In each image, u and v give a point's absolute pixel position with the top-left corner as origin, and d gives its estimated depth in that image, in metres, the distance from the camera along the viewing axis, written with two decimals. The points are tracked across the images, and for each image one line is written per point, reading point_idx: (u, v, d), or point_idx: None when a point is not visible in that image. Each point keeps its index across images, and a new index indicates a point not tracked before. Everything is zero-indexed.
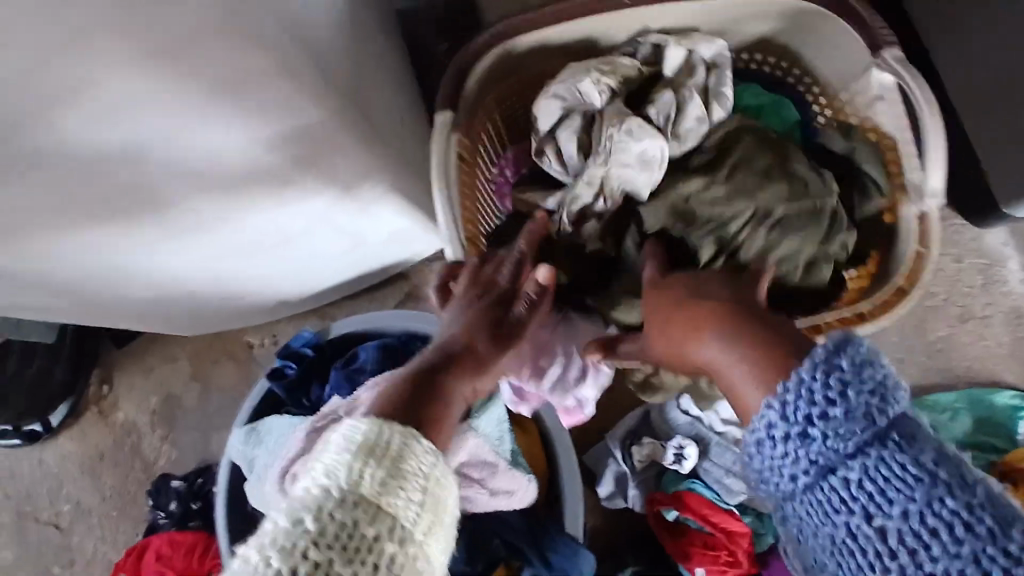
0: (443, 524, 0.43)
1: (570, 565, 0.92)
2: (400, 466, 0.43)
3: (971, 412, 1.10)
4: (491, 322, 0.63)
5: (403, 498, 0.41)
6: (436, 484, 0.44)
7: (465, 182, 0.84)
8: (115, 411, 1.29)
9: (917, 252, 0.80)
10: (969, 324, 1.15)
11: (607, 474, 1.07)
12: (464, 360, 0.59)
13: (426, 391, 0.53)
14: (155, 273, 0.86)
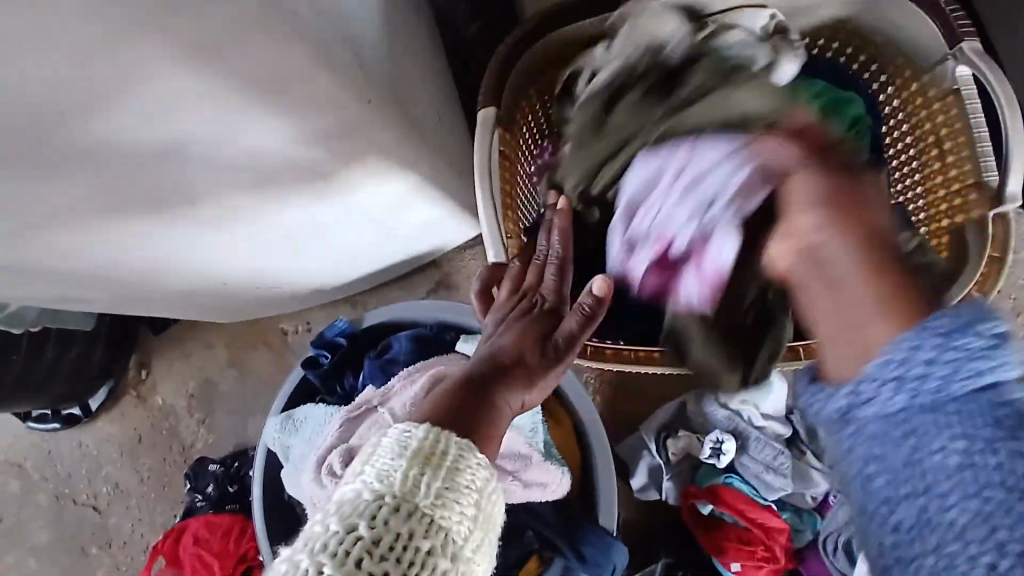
0: (489, 540, 0.43)
1: (604, 559, 0.91)
2: (453, 475, 0.42)
3: None
4: (542, 333, 0.62)
5: (456, 512, 0.41)
6: (486, 501, 0.44)
7: (506, 176, 0.82)
8: (153, 395, 1.31)
9: (990, 257, 0.75)
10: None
11: (641, 465, 1.05)
12: (517, 372, 0.58)
13: (476, 403, 0.52)
14: (192, 264, 0.87)
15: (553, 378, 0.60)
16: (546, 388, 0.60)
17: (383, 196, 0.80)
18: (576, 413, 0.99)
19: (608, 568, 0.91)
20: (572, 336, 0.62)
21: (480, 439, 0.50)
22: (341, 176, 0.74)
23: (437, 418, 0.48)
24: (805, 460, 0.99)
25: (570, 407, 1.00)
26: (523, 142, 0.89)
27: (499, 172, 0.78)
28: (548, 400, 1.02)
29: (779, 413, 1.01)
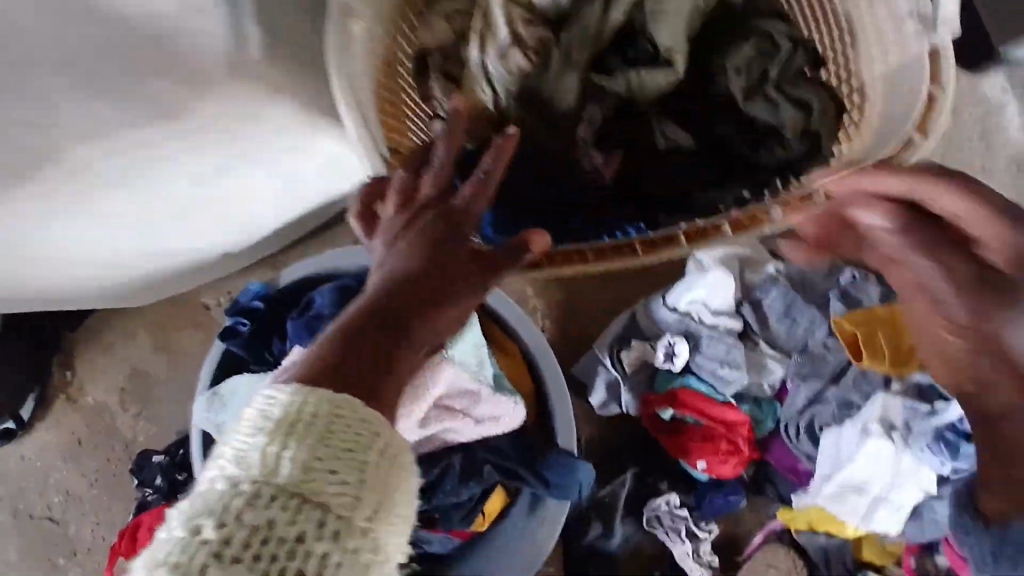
0: (392, 502, 0.38)
1: (567, 481, 0.89)
2: (325, 440, 0.36)
3: None
4: (457, 244, 0.49)
5: (333, 484, 0.36)
6: (379, 458, 0.37)
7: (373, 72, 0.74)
8: (84, 395, 1.23)
9: (930, 92, 0.67)
10: (969, 178, 1.07)
11: (598, 383, 1.02)
12: (428, 300, 0.46)
13: (371, 348, 0.43)
14: (62, 235, 0.78)
15: (473, 298, 0.48)
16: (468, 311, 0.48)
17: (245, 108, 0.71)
18: (521, 340, 0.96)
19: (574, 489, 0.89)
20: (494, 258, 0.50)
21: (383, 399, 0.41)
22: (190, 107, 0.68)
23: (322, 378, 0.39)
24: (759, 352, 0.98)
25: (515, 333, 0.96)
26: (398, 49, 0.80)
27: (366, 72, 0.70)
28: (493, 333, 0.97)
29: (728, 307, 0.98)
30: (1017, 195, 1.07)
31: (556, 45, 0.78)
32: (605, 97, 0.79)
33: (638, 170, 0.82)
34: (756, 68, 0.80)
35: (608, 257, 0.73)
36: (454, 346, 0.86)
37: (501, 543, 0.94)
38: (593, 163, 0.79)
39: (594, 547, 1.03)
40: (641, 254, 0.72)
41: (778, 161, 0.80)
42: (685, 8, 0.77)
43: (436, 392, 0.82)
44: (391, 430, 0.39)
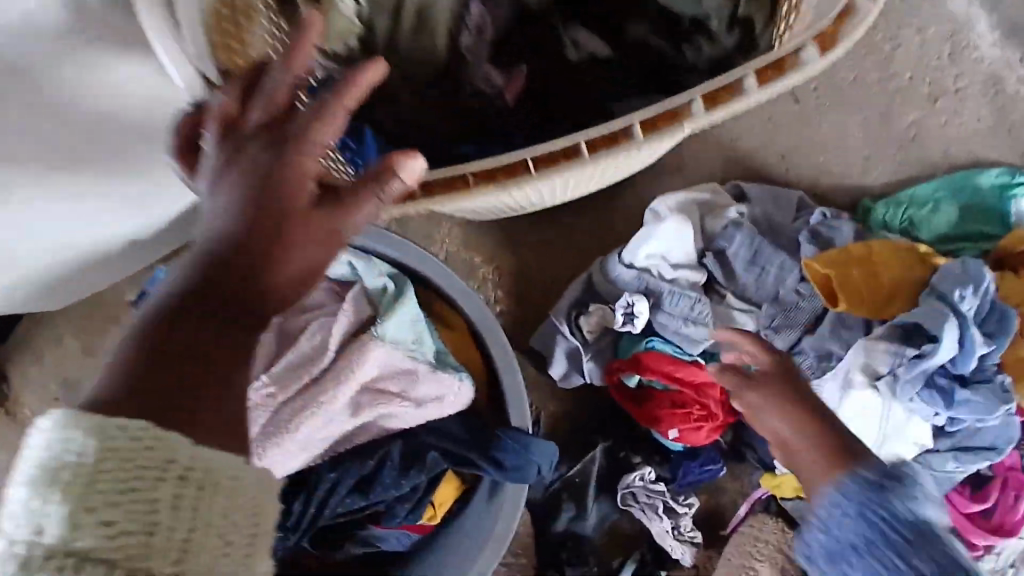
0: (201, 533, 0.34)
1: (523, 462, 0.80)
2: (94, 488, 0.32)
3: (955, 200, 0.94)
4: (294, 180, 0.38)
5: (110, 533, 0.32)
6: (174, 487, 0.33)
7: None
8: (20, 407, 1.13)
9: None
10: (941, 100, 0.99)
11: (557, 354, 0.93)
12: (257, 271, 0.38)
13: (182, 345, 0.36)
14: None
15: (318, 254, 0.39)
16: (315, 271, 0.39)
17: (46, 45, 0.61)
18: (464, 313, 0.85)
19: (530, 470, 0.80)
20: (349, 193, 0.39)
21: (191, 413, 0.36)
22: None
23: (109, 401, 0.35)
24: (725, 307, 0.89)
25: (457, 307, 0.86)
26: None
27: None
28: (436, 309, 0.87)
29: (690, 259, 0.90)
30: (994, 116, 0.99)
31: None
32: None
33: (544, 84, 0.70)
34: None
35: (500, 179, 0.59)
36: (383, 325, 0.76)
37: (459, 534, 0.86)
38: (490, 81, 0.69)
39: (566, 530, 0.97)
40: (534, 174, 0.58)
41: (704, 58, 0.70)
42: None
43: (365, 374, 0.75)
44: (192, 448, 0.34)
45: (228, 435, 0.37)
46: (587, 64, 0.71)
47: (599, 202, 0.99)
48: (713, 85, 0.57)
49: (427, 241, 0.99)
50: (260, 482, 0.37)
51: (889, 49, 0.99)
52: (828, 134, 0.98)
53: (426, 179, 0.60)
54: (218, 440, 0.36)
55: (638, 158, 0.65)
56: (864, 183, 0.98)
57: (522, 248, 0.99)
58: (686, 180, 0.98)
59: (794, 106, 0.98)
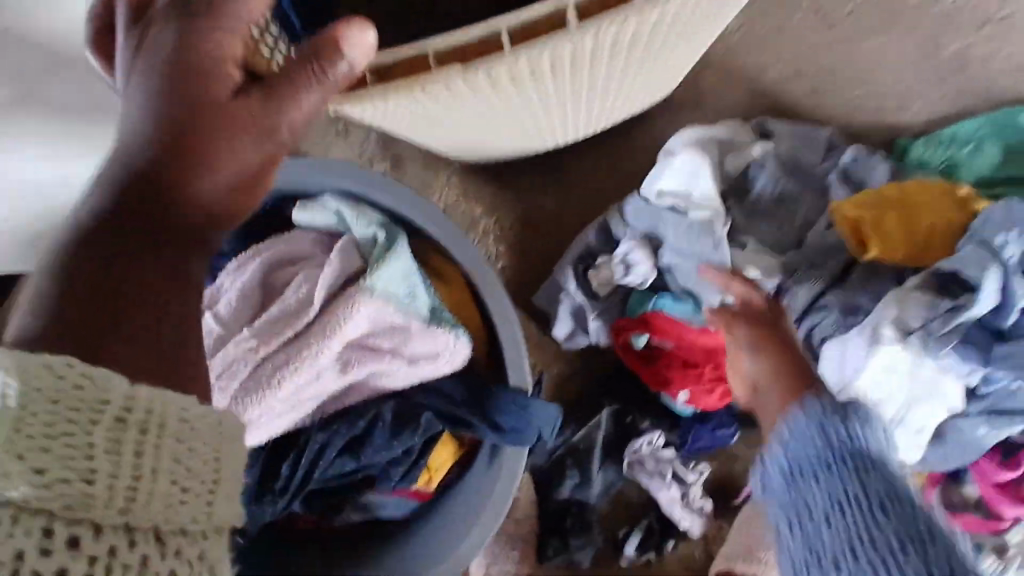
0: (157, 476, 0.25)
1: (521, 424, 0.74)
2: (15, 431, 0.24)
3: (999, 140, 0.85)
4: (213, 60, 0.34)
5: (36, 483, 0.24)
6: (116, 429, 0.25)
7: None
8: None
9: None
10: (991, 27, 0.89)
11: (562, 312, 0.88)
12: (181, 175, 0.33)
13: (101, 251, 0.30)
14: None
15: (260, 152, 0.34)
16: (248, 168, 0.34)
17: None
18: (461, 268, 0.78)
19: (531, 432, 0.74)
20: (281, 75, 0.34)
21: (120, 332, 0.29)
22: None
23: (38, 330, 0.28)
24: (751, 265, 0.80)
25: (454, 261, 0.79)
26: None
27: None
28: (433, 262, 0.81)
29: (713, 203, 0.82)
30: None
31: None
32: None
33: None
34: None
35: (472, 59, 0.49)
36: (372, 275, 0.70)
37: (458, 498, 0.80)
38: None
39: (571, 497, 0.92)
40: (512, 49, 0.48)
41: None
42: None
43: (352, 327, 0.69)
44: (127, 385, 0.25)
45: (151, 374, 0.28)
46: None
47: (609, 145, 0.92)
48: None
49: (425, 189, 0.93)
50: (234, 425, 0.28)
51: None
52: (866, 63, 0.89)
53: (386, 57, 0.50)
54: (149, 377, 0.28)
55: (639, 39, 0.55)
56: (898, 123, 0.90)
57: (526, 197, 0.93)
58: (704, 120, 0.90)
59: (827, 32, 0.88)
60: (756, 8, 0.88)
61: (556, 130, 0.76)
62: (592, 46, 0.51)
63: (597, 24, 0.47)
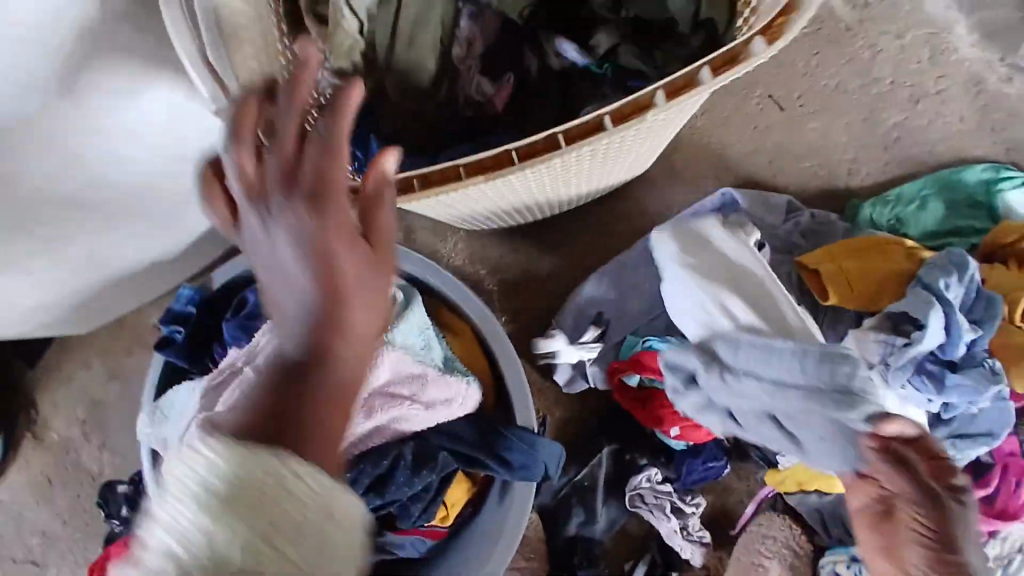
0: (332, 556, 0.36)
1: (530, 460, 0.83)
2: (251, 517, 0.35)
3: (942, 196, 0.99)
4: (340, 221, 0.41)
5: (257, 530, 0.35)
6: (312, 517, 0.36)
7: (231, 2, 0.60)
8: (48, 432, 1.19)
9: None
10: (924, 102, 1.03)
11: (562, 365, 0.98)
12: (337, 313, 0.41)
13: (302, 401, 0.40)
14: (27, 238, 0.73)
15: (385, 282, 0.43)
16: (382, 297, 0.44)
17: (89, 61, 0.64)
18: (472, 320, 0.88)
19: (538, 467, 0.83)
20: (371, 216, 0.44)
21: (308, 446, 0.38)
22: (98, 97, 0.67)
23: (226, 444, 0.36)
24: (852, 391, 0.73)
25: (465, 315, 0.89)
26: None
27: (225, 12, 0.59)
28: (441, 315, 0.91)
29: None
30: (976, 114, 1.03)
31: None
32: (484, 14, 0.68)
33: (528, 97, 0.70)
34: None
35: (487, 171, 0.57)
36: (393, 329, 0.79)
37: (474, 533, 0.88)
38: (480, 90, 0.68)
39: (578, 533, 0.99)
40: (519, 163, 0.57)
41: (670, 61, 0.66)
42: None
43: (378, 377, 0.78)
44: (326, 481, 0.37)
45: (273, 434, 0.38)
46: (570, 71, 0.68)
47: (596, 212, 1.04)
48: (684, 75, 0.53)
49: (435, 253, 1.05)
50: (360, 514, 0.39)
51: (870, 54, 1.03)
52: (816, 137, 1.02)
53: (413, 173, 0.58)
54: (321, 460, 0.39)
55: (615, 149, 0.64)
56: (850, 185, 1.02)
57: (526, 257, 1.04)
58: (680, 187, 1.02)
59: (780, 113, 1.01)
60: (717, 94, 1.02)
61: (552, 204, 0.85)
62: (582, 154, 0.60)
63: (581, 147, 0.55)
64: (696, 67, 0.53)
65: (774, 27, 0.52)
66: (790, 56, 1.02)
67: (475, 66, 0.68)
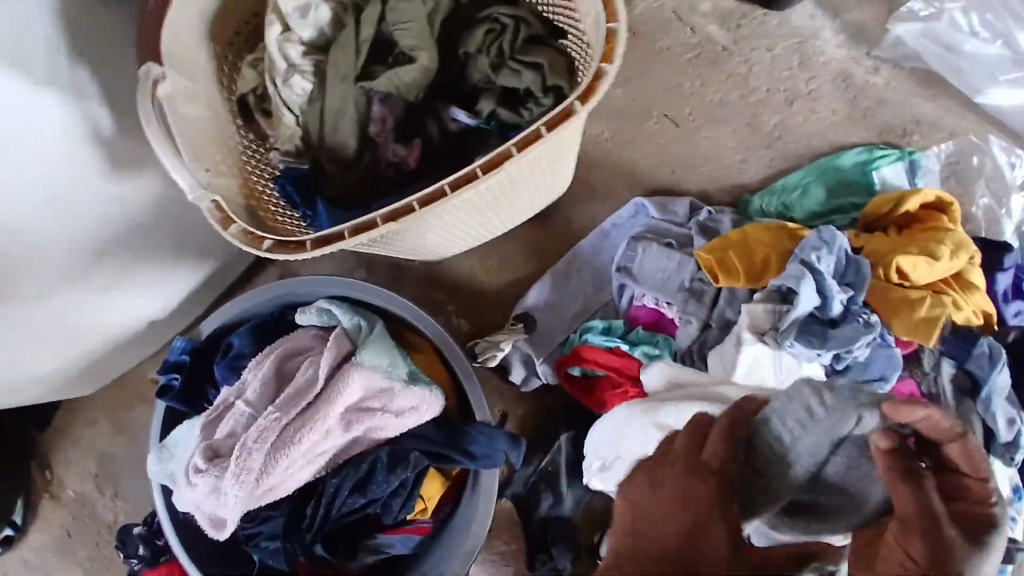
0: None
1: (490, 448, 0.95)
2: None
3: (822, 182, 1.15)
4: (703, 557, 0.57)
5: None
6: None
7: (193, 111, 0.74)
8: (64, 489, 1.30)
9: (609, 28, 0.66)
10: (798, 103, 1.19)
11: (515, 362, 1.13)
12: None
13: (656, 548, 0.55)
14: (35, 308, 0.86)
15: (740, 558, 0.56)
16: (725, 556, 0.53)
17: (81, 167, 0.80)
18: (429, 337, 1.02)
19: (499, 455, 0.95)
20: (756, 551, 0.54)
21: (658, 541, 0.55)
22: (91, 187, 0.82)
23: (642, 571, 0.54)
24: (774, 419, 0.62)
25: (424, 333, 1.03)
26: (221, 98, 0.82)
27: (191, 112, 0.74)
28: (403, 336, 1.05)
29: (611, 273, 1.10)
30: (845, 107, 1.20)
31: (325, 68, 0.80)
32: (389, 99, 0.79)
33: (440, 158, 0.83)
34: (492, 47, 0.81)
35: (400, 218, 0.67)
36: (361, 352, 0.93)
37: (455, 523, 1.01)
38: (395, 153, 0.80)
39: (550, 515, 1.12)
40: (421, 210, 0.67)
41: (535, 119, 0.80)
42: (421, 12, 0.79)
43: (351, 393, 0.91)
44: None
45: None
46: (466, 132, 0.83)
47: (531, 231, 1.19)
48: (530, 132, 0.67)
49: (395, 284, 1.19)
50: None
51: (748, 67, 1.19)
52: (709, 145, 1.18)
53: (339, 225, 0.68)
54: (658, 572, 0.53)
55: (504, 185, 0.76)
56: (743, 182, 1.18)
57: (473, 278, 1.18)
58: (599, 201, 1.18)
59: (675, 129, 1.18)
60: (620, 118, 1.18)
61: (474, 238, 0.97)
62: (474, 195, 0.72)
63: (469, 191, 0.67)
64: (539, 126, 0.67)
65: (592, 90, 0.65)
66: (677, 80, 1.18)
67: (389, 138, 0.80)
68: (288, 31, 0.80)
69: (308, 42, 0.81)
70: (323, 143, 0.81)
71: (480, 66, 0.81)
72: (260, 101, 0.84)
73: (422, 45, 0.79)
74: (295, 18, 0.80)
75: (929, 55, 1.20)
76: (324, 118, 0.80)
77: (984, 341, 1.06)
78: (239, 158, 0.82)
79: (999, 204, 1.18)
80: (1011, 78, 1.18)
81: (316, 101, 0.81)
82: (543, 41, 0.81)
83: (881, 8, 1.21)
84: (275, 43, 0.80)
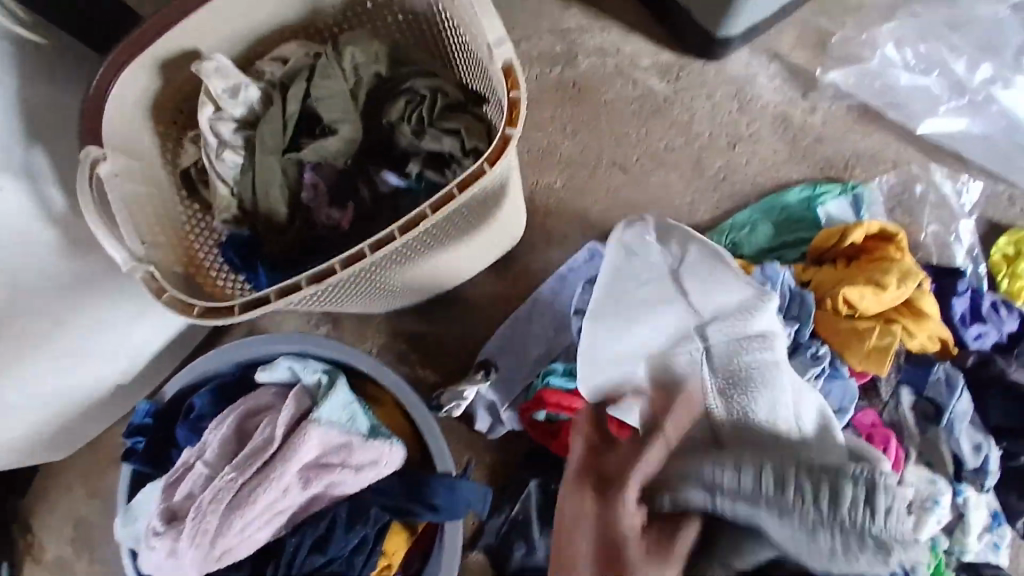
0: None
1: (454, 498, 0.95)
2: None
3: (769, 219, 1.18)
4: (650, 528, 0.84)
5: None
6: None
7: (133, 189, 0.80)
8: (40, 558, 1.28)
9: (511, 95, 0.71)
10: (740, 144, 1.24)
11: (480, 410, 1.14)
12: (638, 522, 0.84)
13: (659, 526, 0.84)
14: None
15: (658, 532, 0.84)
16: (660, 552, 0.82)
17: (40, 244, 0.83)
18: (390, 392, 1.03)
19: (461, 506, 0.95)
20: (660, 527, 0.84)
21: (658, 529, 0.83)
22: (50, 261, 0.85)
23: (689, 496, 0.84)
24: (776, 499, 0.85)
25: (386, 387, 1.05)
26: (163, 173, 0.87)
27: (130, 188, 0.79)
28: (365, 391, 1.06)
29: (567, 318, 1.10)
30: (788, 145, 1.24)
31: (255, 141, 0.85)
32: (319, 167, 0.85)
33: (371, 219, 0.88)
34: (411, 115, 0.85)
35: (325, 279, 0.71)
36: (318, 410, 0.94)
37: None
38: (330, 216, 0.85)
39: (523, 566, 1.10)
40: (343, 270, 0.70)
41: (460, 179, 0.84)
42: (344, 88, 0.85)
43: (305, 451, 0.92)
44: None
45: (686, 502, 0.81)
46: (396, 194, 0.87)
47: (491, 279, 1.21)
48: (444, 192, 0.71)
49: (361, 338, 1.21)
50: None
51: (690, 113, 1.24)
52: (658, 188, 1.22)
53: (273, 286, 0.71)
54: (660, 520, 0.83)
55: (431, 240, 0.79)
56: (695, 222, 1.22)
57: (435, 328, 1.20)
58: (556, 247, 1.21)
59: (624, 175, 1.22)
60: (571, 168, 1.22)
61: (414, 293, 1.01)
62: (399, 251, 0.75)
63: (388, 249, 0.71)
64: (454, 188, 0.71)
65: (500, 152, 0.70)
66: (623, 128, 1.24)
67: (326, 203, 0.85)
68: (219, 111, 0.85)
69: (241, 119, 0.87)
70: (257, 210, 0.86)
71: (403, 133, 0.85)
72: (201, 172, 0.89)
73: (345, 118, 0.85)
74: (228, 97, 0.85)
75: (867, 91, 1.25)
76: (257, 187, 0.85)
77: (939, 367, 1.09)
78: (180, 227, 0.86)
79: (947, 231, 1.21)
80: (952, 106, 1.23)
81: (247, 172, 0.86)
82: (462, 104, 0.86)
83: (816, 50, 1.27)
84: (209, 119, 0.85)
